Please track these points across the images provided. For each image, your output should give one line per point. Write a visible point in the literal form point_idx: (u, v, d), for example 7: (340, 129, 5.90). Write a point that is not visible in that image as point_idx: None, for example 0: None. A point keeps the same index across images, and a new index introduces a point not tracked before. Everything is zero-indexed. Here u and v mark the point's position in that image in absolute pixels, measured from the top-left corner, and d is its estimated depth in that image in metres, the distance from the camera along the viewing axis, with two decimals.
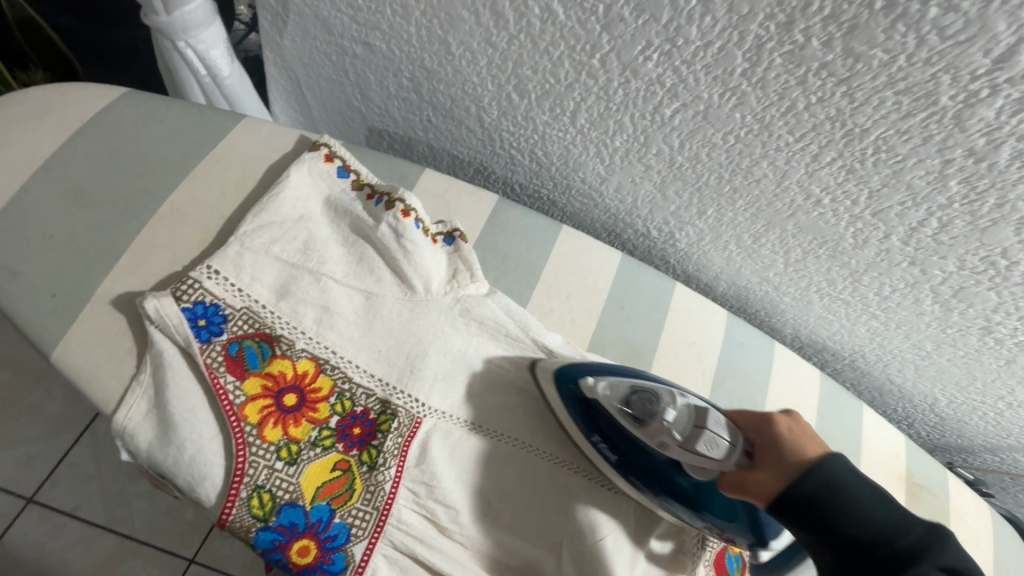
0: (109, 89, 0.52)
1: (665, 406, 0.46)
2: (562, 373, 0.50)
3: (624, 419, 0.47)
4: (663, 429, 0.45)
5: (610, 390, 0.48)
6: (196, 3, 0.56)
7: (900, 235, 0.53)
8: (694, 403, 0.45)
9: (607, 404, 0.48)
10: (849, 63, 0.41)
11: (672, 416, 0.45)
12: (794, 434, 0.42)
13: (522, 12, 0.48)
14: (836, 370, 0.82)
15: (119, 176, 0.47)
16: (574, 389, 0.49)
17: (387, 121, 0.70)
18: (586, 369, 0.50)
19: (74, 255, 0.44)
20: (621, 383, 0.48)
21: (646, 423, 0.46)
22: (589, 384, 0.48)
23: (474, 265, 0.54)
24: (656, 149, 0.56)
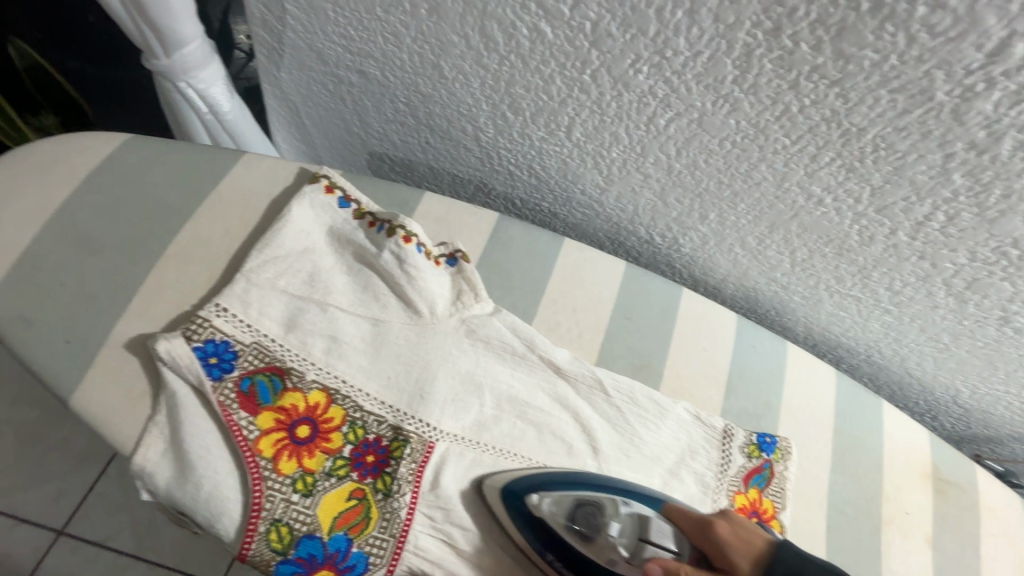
0: (113, 135, 0.53)
1: (608, 519, 0.46)
2: (507, 491, 0.48)
3: (573, 535, 0.46)
4: (609, 544, 0.45)
5: (556, 507, 0.47)
6: (194, 45, 0.57)
7: (906, 230, 0.53)
8: (636, 511, 0.46)
9: (553, 522, 0.47)
10: (840, 65, 0.40)
11: (616, 529, 0.46)
12: (733, 535, 0.44)
13: (511, 33, 0.48)
14: (852, 367, 0.81)
15: (128, 218, 0.49)
16: (519, 506, 0.48)
17: (385, 145, 0.70)
18: (530, 484, 0.48)
19: (87, 300, 0.45)
20: (564, 498, 0.47)
21: (594, 540, 0.46)
22: (534, 502, 0.47)
23: (478, 285, 0.55)
24: (654, 158, 0.56)
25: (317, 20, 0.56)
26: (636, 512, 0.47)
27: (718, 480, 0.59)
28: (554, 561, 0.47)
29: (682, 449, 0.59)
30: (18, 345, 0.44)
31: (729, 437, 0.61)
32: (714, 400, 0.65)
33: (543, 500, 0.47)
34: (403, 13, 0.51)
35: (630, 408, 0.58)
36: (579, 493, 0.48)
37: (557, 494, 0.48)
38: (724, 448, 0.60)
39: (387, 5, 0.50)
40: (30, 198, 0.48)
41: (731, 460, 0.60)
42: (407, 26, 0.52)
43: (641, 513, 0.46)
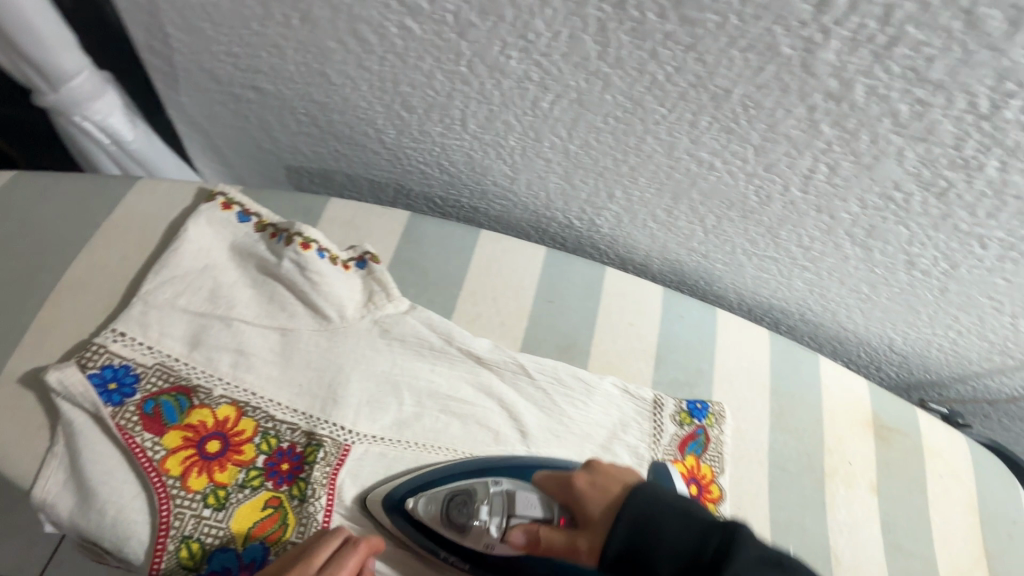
0: (1, 174, 0.53)
1: (478, 504, 0.46)
2: (389, 499, 0.48)
3: (449, 529, 0.47)
4: (481, 531, 0.46)
5: (430, 505, 0.48)
6: (81, 76, 0.57)
7: (797, 185, 0.54)
8: (504, 490, 0.46)
9: (431, 520, 0.47)
10: (688, 30, 0.41)
11: (486, 513, 0.46)
12: (591, 488, 0.43)
13: (382, 33, 0.49)
14: (791, 328, 0.82)
15: (20, 254, 0.49)
16: (402, 512, 0.48)
17: (299, 157, 0.71)
18: (409, 488, 0.49)
19: None
20: (437, 494, 0.48)
21: (468, 529, 0.46)
22: (410, 506, 0.48)
23: (389, 284, 0.55)
24: (549, 142, 0.57)
25: (200, 40, 0.56)
26: (505, 491, 0.46)
27: (653, 451, 0.59)
28: (449, 556, 0.48)
29: (613, 424, 0.59)
30: None
31: (659, 407, 0.62)
32: (644, 373, 0.65)
33: (429, 502, 0.48)
34: (277, 25, 0.51)
35: (557, 389, 0.59)
36: (451, 486, 0.48)
37: (431, 492, 0.48)
38: (655, 418, 0.61)
39: (260, 17, 0.51)
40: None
41: (663, 429, 0.61)
42: (286, 36, 0.52)
43: (509, 490, 0.47)
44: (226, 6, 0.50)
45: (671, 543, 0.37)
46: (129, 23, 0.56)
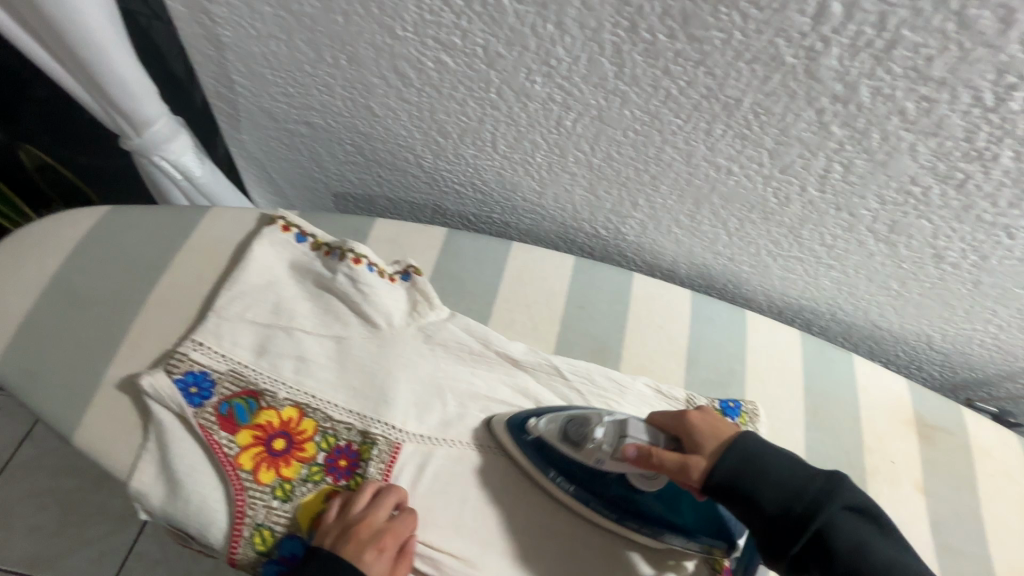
0: (94, 207, 0.59)
1: (595, 425, 0.50)
2: (512, 421, 0.55)
3: (566, 446, 0.51)
4: (596, 446, 0.50)
5: (550, 424, 0.53)
6: (160, 121, 0.65)
7: (814, 184, 0.56)
8: (619, 417, 0.50)
9: (550, 438, 0.52)
10: (697, 47, 0.45)
11: (601, 433, 0.50)
12: (704, 421, 0.48)
13: (420, 68, 0.54)
14: (823, 328, 0.82)
15: (112, 275, 0.55)
16: (523, 433, 0.54)
17: (345, 184, 0.77)
18: (527, 414, 0.55)
19: (81, 351, 0.52)
20: (558, 416, 0.53)
21: (583, 445, 0.50)
22: (532, 424, 0.54)
23: (431, 295, 0.60)
24: (573, 157, 0.61)
25: (261, 84, 0.63)
26: (621, 417, 0.50)
27: None
28: (557, 478, 0.53)
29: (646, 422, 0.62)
30: (25, 397, 0.50)
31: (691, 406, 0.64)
32: (675, 373, 0.68)
33: (549, 423, 0.53)
34: (328, 67, 0.57)
35: (591, 389, 0.61)
36: (570, 411, 0.53)
37: (551, 415, 0.53)
38: None
39: (313, 61, 0.57)
40: (20, 266, 0.54)
41: None
42: (335, 77, 0.58)
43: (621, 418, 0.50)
44: (284, 54, 0.57)
45: (778, 478, 0.42)
46: (200, 73, 0.64)
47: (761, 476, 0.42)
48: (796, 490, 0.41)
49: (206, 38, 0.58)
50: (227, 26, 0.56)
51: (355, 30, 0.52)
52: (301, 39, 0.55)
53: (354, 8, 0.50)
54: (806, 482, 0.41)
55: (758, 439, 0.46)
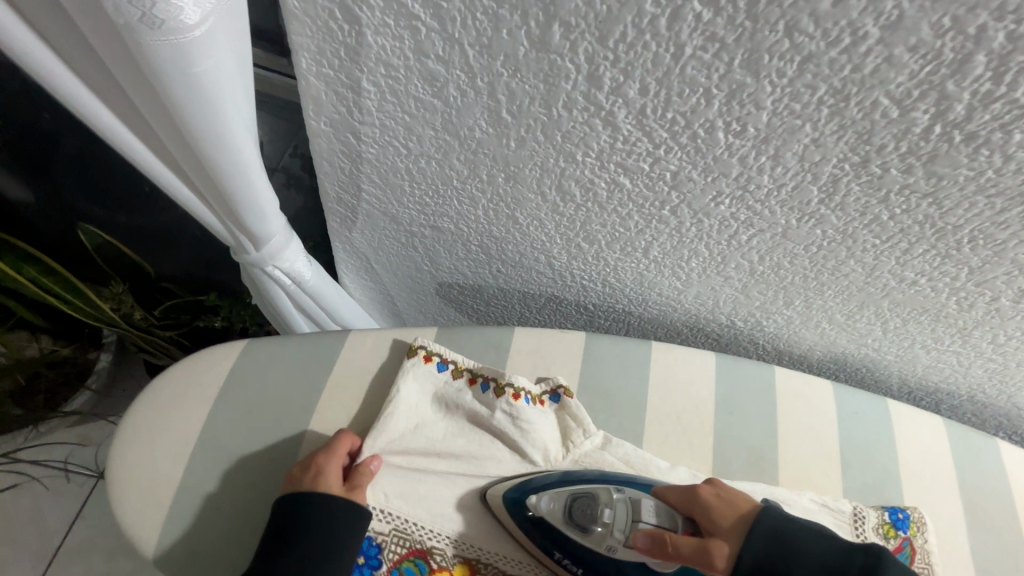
0: (234, 345, 0.62)
1: (603, 506, 0.49)
2: (508, 497, 0.52)
3: (572, 528, 0.49)
4: (605, 531, 0.48)
5: (553, 503, 0.51)
6: (280, 234, 0.60)
7: (1009, 296, 0.52)
8: (628, 496, 0.49)
9: (553, 519, 0.50)
10: (933, 181, 0.41)
11: (610, 516, 0.48)
12: (719, 498, 0.46)
13: (589, 187, 0.50)
14: (953, 407, 0.78)
15: (260, 430, 0.58)
16: (522, 511, 0.52)
17: (455, 275, 0.73)
18: (529, 487, 0.53)
19: (243, 502, 0.55)
20: (560, 493, 0.51)
21: (591, 529, 0.49)
22: (533, 503, 0.51)
23: (585, 419, 0.59)
24: (735, 264, 0.57)
25: (393, 193, 0.58)
26: (626, 495, 0.49)
27: None
28: (563, 560, 0.50)
29: None
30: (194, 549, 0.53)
31: (860, 518, 0.60)
32: (833, 480, 0.65)
33: (552, 501, 0.51)
34: (479, 182, 0.53)
35: None
36: (574, 488, 0.51)
37: (554, 492, 0.52)
38: (858, 532, 0.60)
39: (464, 176, 0.53)
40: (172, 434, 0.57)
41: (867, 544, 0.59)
42: (483, 190, 0.54)
43: (632, 498, 0.49)
44: (432, 170, 0.53)
45: (812, 559, 0.39)
46: (325, 183, 0.59)
47: (794, 555, 0.40)
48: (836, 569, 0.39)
49: (343, 153, 0.53)
50: (373, 144, 0.51)
51: (526, 153, 0.48)
52: (457, 158, 0.50)
53: (533, 135, 0.45)
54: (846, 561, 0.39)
55: (782, 512, 0.43)
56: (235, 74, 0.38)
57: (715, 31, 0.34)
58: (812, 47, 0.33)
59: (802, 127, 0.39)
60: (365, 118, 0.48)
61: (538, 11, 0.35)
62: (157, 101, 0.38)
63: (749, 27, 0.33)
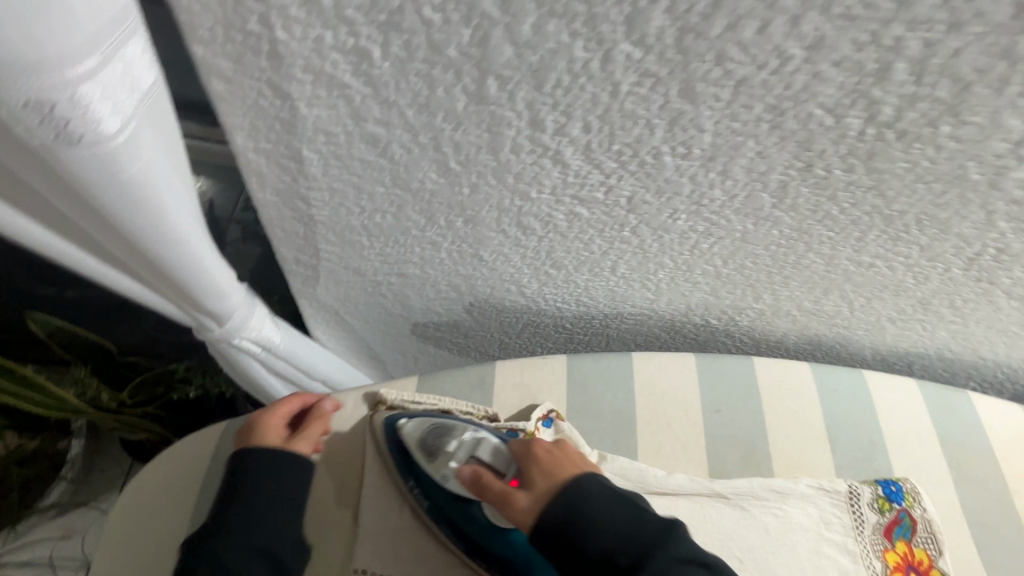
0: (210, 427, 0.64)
1: (451, 437, 0.54)
2: (385, 423, 0.59)
3: (422, 454, 0.55)
4: (446, 458, 0.54)
5: (415, 429, 0.57)
6: (243, 306, 0.58)
7: (960, 265, 0.54)
8: (476, 436, 0.54)
9: (410, 442, 0.56)
10: (874, 176, 0.42)
11: (455, 447, 0.54)
12: (550, 454, 0.49)
13: (548, 219, 0.50)
14: (925, 367, 0.81)
15: None
16: (393, 434, 0.58)
17: (429, 314, 0.72)
18: (402, 415, 0.59)
19: None
20: (423, 423, 0.57)
21: (435, 457, 0.54)
22: (402, 424, 0.57)
23: (579, 443, 0.59)
24: (701, 270, 0.58)
25: (352, 248, 0.57)
26: (476, 438, 0.54)
27: (861, 545, 0.59)
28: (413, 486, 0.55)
29: (817, 524, 0.60)
30: None
31: (856, 496, 0.62)
32: (826, 462, 0.66)
33: (414, 427, 0.57)
34: (438, 229, 0.53)
35: (753, 502, 0.60)
36: (438, 420, 0.57)
37: (419, 421, 0.57)
38: (854, 509, 0.61)
39: (422, 225, 0.52)
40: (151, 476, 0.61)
41: (865, 520, 0.61)
42: (444, 235, 0.54)
43: (479, 437, 0.54)
44: (390, 223, 0.52)
45: (610, 526, 0.42)
46: (281, 247, 0.57)
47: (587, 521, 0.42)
48: (622, 541, 0.42)
49: (295, 219, 0.52)
50: (324, 206, 0.50)
51: (481, 197, 0.47)
52: (413, 209, 0.50)
53: (485, 180, 0.45)
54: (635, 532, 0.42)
55: (595, 481, 0.46)
56: (168, 162, 0.37)
57: (648, 67, 0.34)
58: (743, 72, 0.34)
59: (745, 142, 0.40)
60: (311, 184, 0.47)
61: (471, 68, 0.35)
62: (85, 206, 0.36)
63: (680, 60, 0.33)
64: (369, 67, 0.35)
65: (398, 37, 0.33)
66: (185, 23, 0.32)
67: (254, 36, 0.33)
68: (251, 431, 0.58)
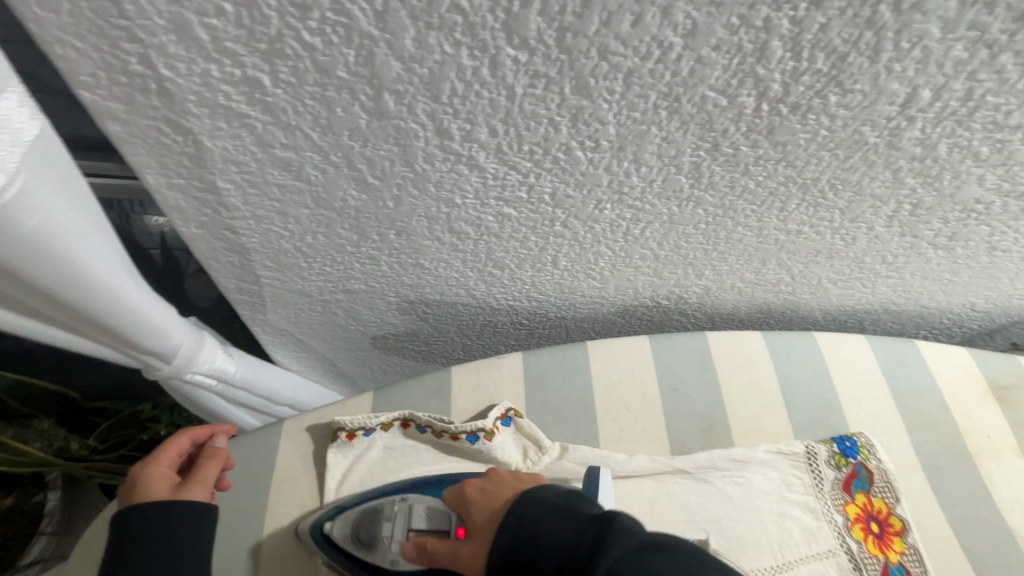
0: None
1: (383, 521, 0.54)
2: (310, 530, 0.56)
3: (358, 547, 0.54)
4: (386, 544, 0.53)
5: (342, 529, 0.55)
6: (189, 341, 0.57)
7: (882, 223, 0.56)
8: (405, 505, 0.53)
9: (345, 544, 0.54)
10: (779, 149, 0.44)
11: (391, 530, 0.53)
12: (482, 492, 0.49)
13: (479, 223, 0.51)
14: (875, 322, 0.83)
15: None
16: (323, 540, 0.55)
17: (386, 326, 0.72)
18: (324, 516, 0.57)
19: None
20: (347, 518, 0.55)
21: (375, 546, 0.53)
22: (328, 529, 0.55)
23: (539, 438, 0.62)
24: (639, 255, 0.59)
25: (291, 271, 0.57)
26: (407, 507, 0.53)
27: (822, 501, 0.62)
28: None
29: (778, 487, 0.62)
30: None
31: (813, 455, 0.64)
32: (784, 425, 0.69)
33: (341, 527, 0.55)
34: (372, 243, 0.53)
35: (715, 474, 0.62)
36: (362, 507, 0.56)
37: (342, 518, 0.56)
38: (813, 469, 0.64)
39: (356, 242, 0.52)
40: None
41: (823, 477, 0.63)
42: (380, 249, 0.54)
43: (409, 507, 0.53)
44: (322, 242, 0.52)
45: (549, 541, 0.39)
46: (219, 278, 0.57)
47: (531, 547, 0.40)
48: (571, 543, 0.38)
49: (227, 249, 0.52)
50: (252, 234, 0.50)
51: (407, 208, 0.48)
52: (342, 227, 0.50)
53: (407, 191, 0.46)
54: (580, 533, 0.38)
55: (531, 493, 0.44)
56: (73, 211, 0.36)
57: (536, 68, 0.35)
58: (629, 64, 0.35)
59: (649, 130, 0.41)
60: (234, 214, 0.47)
61: (364, 86, 0.35)
62: None
63: (566, 59, 0.34)
64: (262, 95, 0.35)
65: (285, 63, 0.33)
66: (65, 70, 0.32)
67: (139, 76, 0.33)
68: (132, 487, 0.51)
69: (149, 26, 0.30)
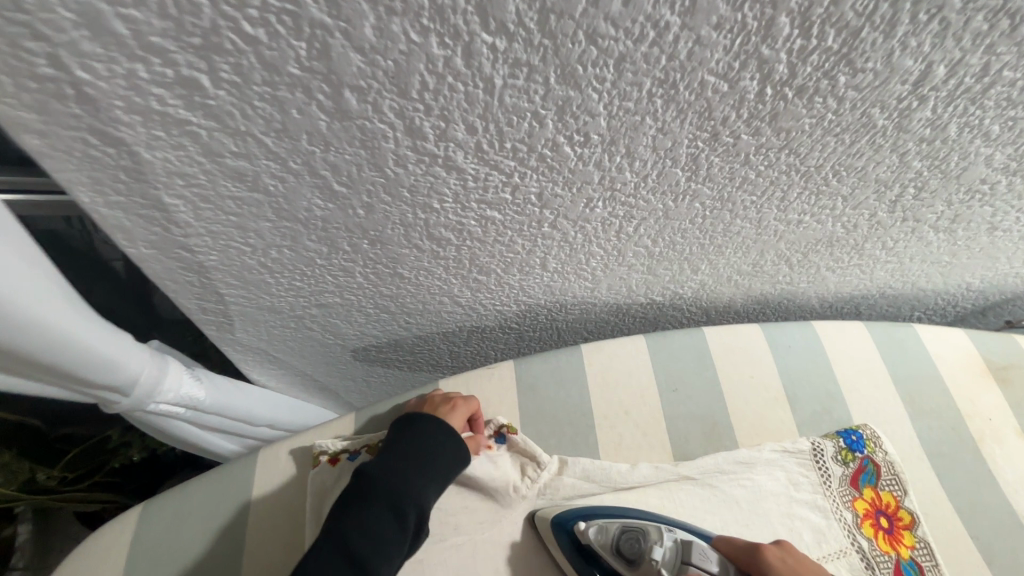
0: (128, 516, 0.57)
1: (653, 543, 0.49)
2: (558, 519, 0.53)
3: (619, 561, 0.50)
4: (650, 567, 0.48)
5: (602, 535, 0.51)
6: (148, 368, 0.52)
7: (885, 209, 0.53)
8: (680, 539, 0.49)
9: (600, 549, 0.50)
10: (783, 136, 0.40)
11: (660, 554, 0.48)
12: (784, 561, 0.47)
13: (460, 228, 0.47)
14: (871, 307, 0.82)
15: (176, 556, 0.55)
16: (568, 536, 0.52)
17: (365, 339, 0.68)
18: (576, 514, 0.53)
19: None
20: (610, 526, 0.51)
21: (638, 564, 0.49)
22: (582, 528, 0.52)
23: (535, 453, 0.58)
24: (633, 253, 0.56)
25: (258, 288, 0.52)
26: (679, 539, 0.49)
27: (830, 499, 0.60)
28: None
29: (785, 486, 0.60)
30: None
31: (819, 451, 0.62)
32: (787, 421, 0.66)
33: (600, 532, 0.51)
34: (344, 254, 0.48)
35: (721, 478, 0.59)
36: (624, 521, 0.52)
37: (602, 522, 0.51)
38: (820, 465, 0.62)
39: (327, 254, 0.48)
40: (130, 537, 0.55)
41: (830, 473, 0.61)
42: (354, 260, 0.49)
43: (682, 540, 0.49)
44: (289, 256, 0.47)
45: None
46: (179, 299, 0.52)
47: None
48: None
49: (185, 269, 0.47)
50: (210, 251, 0.45)
51: (380, 216, 0.43)
52: (309, 239, 0.45)
53: (378, 198, 0.41)
54: None
55: None
56: None
57: (517, 56, 0.30)
58: (621, 48, 0.31)
59: (643, 121, 0.37)
60: (187, 231, 0.42)
61: (320, 83, 0.30)
62: None
63: (550, 44, 0.30)
64: (203, 98, 0.30)
65: (225, 60, 0.28)
66: None
67: (51, 80, 0.28)
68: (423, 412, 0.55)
69: (54, 21, 0.25)
